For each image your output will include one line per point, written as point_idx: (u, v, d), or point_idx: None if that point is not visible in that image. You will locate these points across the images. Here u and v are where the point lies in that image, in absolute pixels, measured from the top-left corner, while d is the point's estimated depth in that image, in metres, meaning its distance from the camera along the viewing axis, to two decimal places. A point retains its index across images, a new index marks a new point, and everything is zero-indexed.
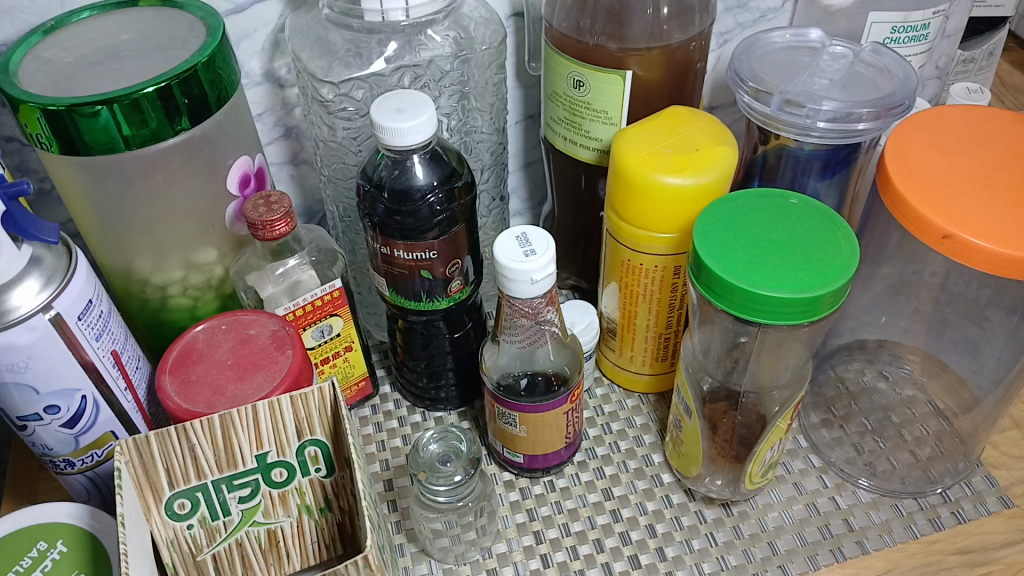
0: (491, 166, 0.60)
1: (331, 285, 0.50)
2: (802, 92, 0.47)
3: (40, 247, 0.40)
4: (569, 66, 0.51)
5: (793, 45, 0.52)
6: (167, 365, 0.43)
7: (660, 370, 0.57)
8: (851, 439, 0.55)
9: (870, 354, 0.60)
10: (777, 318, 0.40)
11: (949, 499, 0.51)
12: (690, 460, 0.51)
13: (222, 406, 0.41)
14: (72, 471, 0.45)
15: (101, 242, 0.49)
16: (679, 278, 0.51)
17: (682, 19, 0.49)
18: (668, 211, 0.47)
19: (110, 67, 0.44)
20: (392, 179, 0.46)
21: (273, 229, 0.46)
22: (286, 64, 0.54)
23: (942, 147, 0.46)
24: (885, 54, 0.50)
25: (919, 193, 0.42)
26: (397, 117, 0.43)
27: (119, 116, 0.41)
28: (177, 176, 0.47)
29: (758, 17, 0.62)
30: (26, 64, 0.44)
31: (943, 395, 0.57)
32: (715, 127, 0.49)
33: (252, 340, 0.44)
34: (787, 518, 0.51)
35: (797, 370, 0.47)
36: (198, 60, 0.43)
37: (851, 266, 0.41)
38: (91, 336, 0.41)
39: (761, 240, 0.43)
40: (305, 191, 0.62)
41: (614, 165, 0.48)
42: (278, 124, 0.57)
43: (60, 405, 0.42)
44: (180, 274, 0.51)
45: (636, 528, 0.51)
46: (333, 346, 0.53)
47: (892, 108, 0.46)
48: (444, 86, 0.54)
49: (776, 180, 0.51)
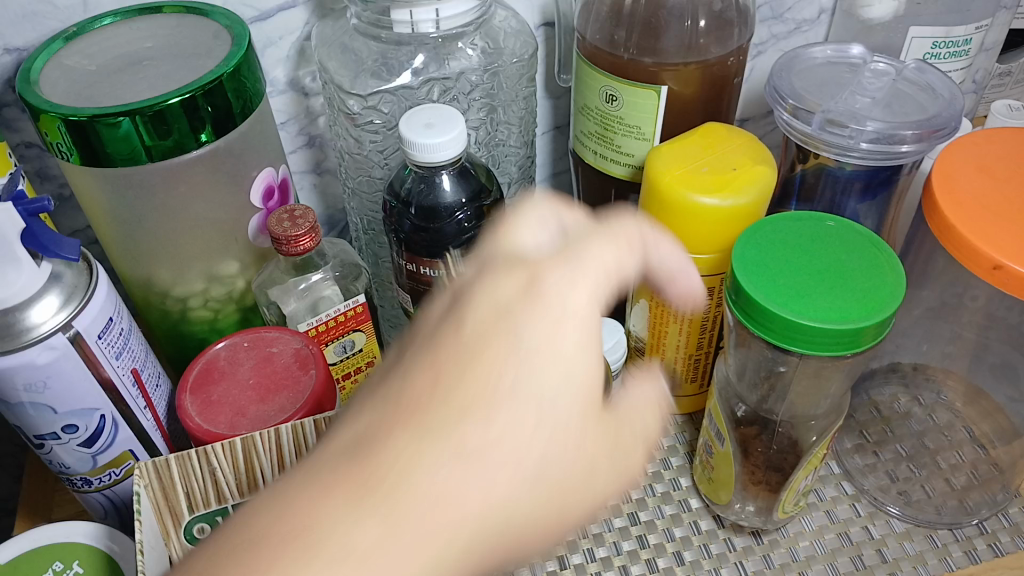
0: (519, 179, 0.59)
1: (354, 301, 0.49)
2: (845, 111, 0.46)
3: (60, 263, 0.38)
4: (601, 80, 0.49)
5: (833, 61, 0.51)
6: (186, 384, 0.42)
7: (690, 391, 0.56)
8: (884, 465, 0.54)
9: (906, 378, 0.58)
10: (819, 350, 0.39)
11: (986, 531, 0.50)
12: (720, 485, 0.50)
13: (244, 427, 0.40)
14: (90, 490, 0.44)
15: (121, 252, 0.48)
16: (713, 300, 0.50)
17: (721, 33, 0.48)
18: (704, 232, 0.45)
19: (135, 75, 0.43)
20: (420, 195, 0.45)
21: (297, 244, 0.45)
22: (311, 72, 0.52)
23: (989, 171, 0.44)
24: (929, 72, 0.49)
25: (967, 220, 0.41)
26: (427, 132, 0.42)
27: (141, 127, 0.40)
28: (199, 187, 0.46)
29: (793, 29, 0.60)
30: (48, 72, 0.43)
31: (979, 421, 0.55)
32: (753, 145, 0.47)
33: (274, 359, 0.43)
34: (819, 547, 0.50)
35: (836, 401, 0.46)
36: (223, 70, 0.42)
37: (899, 296, 0.39)
38: (110, 354, 0.40)
39: (803, 265, 0.42)
40: (328, 200, 0.60)
41: (649, 183, 0.46)
42: (302, 133, 0.55)
43: (79, 425, 0.41)
44: (201, 286, 0.50)
45: (663, 556, 0.50)
46: (355, 362, 0.52)
47: (937, 130, 0.44)
48: (473, 99, 0.53)
49: (814, 200, 0.50)
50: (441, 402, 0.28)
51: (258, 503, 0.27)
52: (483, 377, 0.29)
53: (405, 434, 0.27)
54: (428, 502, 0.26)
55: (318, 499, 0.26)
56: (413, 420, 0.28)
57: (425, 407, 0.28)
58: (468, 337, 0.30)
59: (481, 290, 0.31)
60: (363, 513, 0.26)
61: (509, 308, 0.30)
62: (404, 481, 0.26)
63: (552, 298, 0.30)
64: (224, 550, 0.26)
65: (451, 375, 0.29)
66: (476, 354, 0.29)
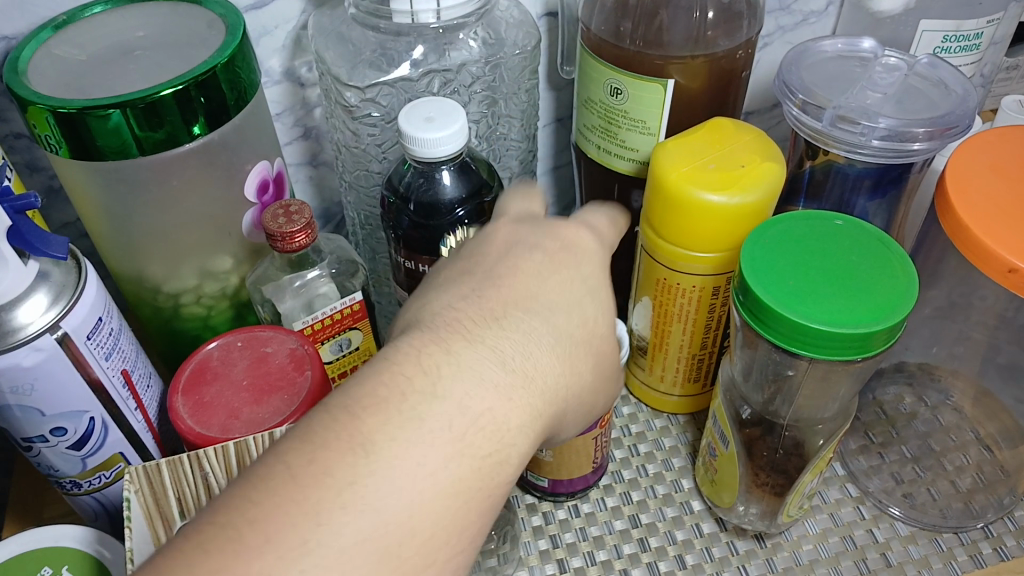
0: (520, 174, 0.58)
1: (352, 298, 0.48)
2: (857, 107, 0.45)
3: (48, 262, 0.37)
4: (606, 73, 0.48)
5: (843, 55, 0.49)
6: (179, 385, 0.41)
7: (692, 391, 0.55)
8: (889, 467, 0.53)
9: (911, 378, 0.57)
10: (829, 354, 0.38)
11: (991, 535, 0.49)
12: (723, 487, 0.49)
13: (237, 430, 0.39)
14: (80, 493, 0.43)
15: (112, 248, 0.47)
16: (718, 299, 0.49)
17: (730, 25, 0.46)
18: (710, 230, 0.44)
19: (126, 66, 0.41)
20: (419, 190, 0.44)
21: (292, 240, 0.43)
22: (307, 63, 0.51)
23: (1002, 170, 0.43)
24: (941, 67, 0.48)
25: (981, 222, 0.40)
26: (427, 127, 0.41)
27: (132, 119, 0.39)
28: (192, 182, 0.45)
29: (800, 21, 0.59)
30: (37, 62, 0.41)
31: (984, 422, 0.54)
32: (762, 142, 0.46)
33: (269, 359, 0.42)
34: (822, 550, 0.49)
35: (843, 404, 0.46)
36: (217, 61, 0.40)
37: (912, 299, 0.38)
38: (100, 355, 0.39)
39: (813, 267, 0.40)
40: (324, 193, 0.59)
41: (655, 179, 0.45)
42: (298, 124, 0.54)
43: (67, 428, 0.39)
44: (194, 282, 0.48)
45: (664, 559, 0.49)
46: (350, 360, 0.51)
47: (949, 128, 0.43)
48: (474, 92, 0.52)
49: (823, 198, 0.49)
50: (533, 303, 0.35)
51: (401, 352, 0.31)
52: (560, 289, 0.36)
53: (520, 319, 0.34)
54: (540, 371, 0.33)
55: (461, 355, 0.31)
56: (517, 310, 0.34)
57: (522, 302, 0.34)
58: (541, 260, 0.36)
59: (545, 233, 0.38)
60: (500, 370, 0.31)
61: (581, 252, 0.38)
62: (520, 353, 0.32)
63: (604, 258, 0.40)
64: (385, 386, 0.29)
65: (535, 283, 0.35)
66: (551, 272, 0.36)
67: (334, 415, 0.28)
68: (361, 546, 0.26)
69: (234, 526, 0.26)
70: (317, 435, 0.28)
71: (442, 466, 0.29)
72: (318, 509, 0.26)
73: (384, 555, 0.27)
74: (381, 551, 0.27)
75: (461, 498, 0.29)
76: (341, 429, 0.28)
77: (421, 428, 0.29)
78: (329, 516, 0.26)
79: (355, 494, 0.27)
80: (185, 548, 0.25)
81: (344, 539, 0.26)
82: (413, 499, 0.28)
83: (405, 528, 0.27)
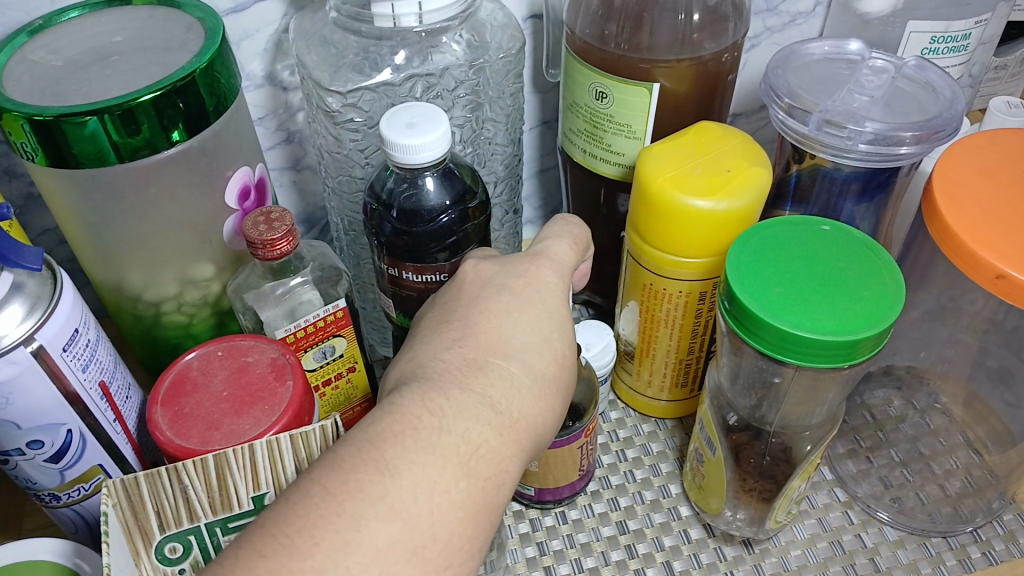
0: (505, 178, 0.57)
1: (335, 305, 0.46)
2: (844, 111, 0.44)
3: (22, 273, 0.36)
4: (591, 77, 0.47)
5: (830, 57, 0.49)
6: (158, 396, 0.40)
7: (680, 396, 0.55)
8: (878, 471, 0.53)
9: (900, 381, 0.57)
10: (815, 362, 0.38)
11: (980, 539, 0.49)
12: (710, 492, 0.49)
13: (217, 442, 0.38)
14: (59, 505, 0.42)
15: (91, 256, 0.46)
16: (705, 304, 0.48)
17: (715, 28, 0.46)
18: (696, 235, 0.44)
19: (103, 71, 0.40)
20: (401, 196, 0.43)
21: (274, 248, 0.43)
22: (289, 66, 0.50)
23: (991, 175, 0.43)
24: (929, 70, 0.47)
25: (970, 228, 0.39)
26: (408, 133, 0.40)
27: (109, 126, 0.38)
28: (171, 189, 0.44)
29: (788, 22, 0.59)
30: (11, 67, 0.41)
31: (973, 425, 0.54)
32: (748, 146, 0.46)
33: (249, 369, 0.41)
34: (810, 556, 0.49)
35: (831, 410, 0.45)
36: (196, 66, 0.40)
37: (899, 306, 0.38)
38: (77, 367, 0.38)
39: (800, 274, 0.40)
40: (307, 198, 0.58)
41: (640, 185, 0.45)
42: (280, 128, 0.53)
43: (44, 440, 0.39)
44: (175, 290, 0.48)
45: (652, 565, 0.48)
46: (335, 367, 0.49)
47: (937, 132, 0.43)
48: (458, 96, 0.51)
49: (810, 202, 0.49)
50: (515, 345, 0.36)
51: (405, 397, 0.32)
52: (532, 327, 0.37)
53: (499, 364, 0.35)
54: (525, 409, 0.34)
55: (456, 398, 0.33)
56: (498, 354, 0.35)
57: (500, 347, 0.36)
58: (512, 302, 0.38)
59: (513, 272, 0.40)
60: (492, 408, 0.33)
61: (561, 293, 0.40)
62: (506, 393, 0.34)
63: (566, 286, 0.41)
64: (398, 423, 0.31)
65: (516, 325, 0.37)
66: (529, 312, 0.38)
67: (357, 445, 0.30)
68: (393, 549, 0.28)
69: (274, 539, 0.27)
70: (340, 460, 0.29)
71: (454, 484, 0.30)
72: (344, 521, 0.27)
73: (414, 557, 0.28)
74: (411, 553, 0.28)
75: (464, 515, 0.30)
76: (352, 458, 0.29)
77: (434, 452, 0.30)
78: (366, 520, 0.28)
79: (385, 505, 0.28)
80: (237, 556, 0.27)
81: (379, 540, 0.28)
82: (418, 528, 0.29)
83: (428, 536, 0.29)
